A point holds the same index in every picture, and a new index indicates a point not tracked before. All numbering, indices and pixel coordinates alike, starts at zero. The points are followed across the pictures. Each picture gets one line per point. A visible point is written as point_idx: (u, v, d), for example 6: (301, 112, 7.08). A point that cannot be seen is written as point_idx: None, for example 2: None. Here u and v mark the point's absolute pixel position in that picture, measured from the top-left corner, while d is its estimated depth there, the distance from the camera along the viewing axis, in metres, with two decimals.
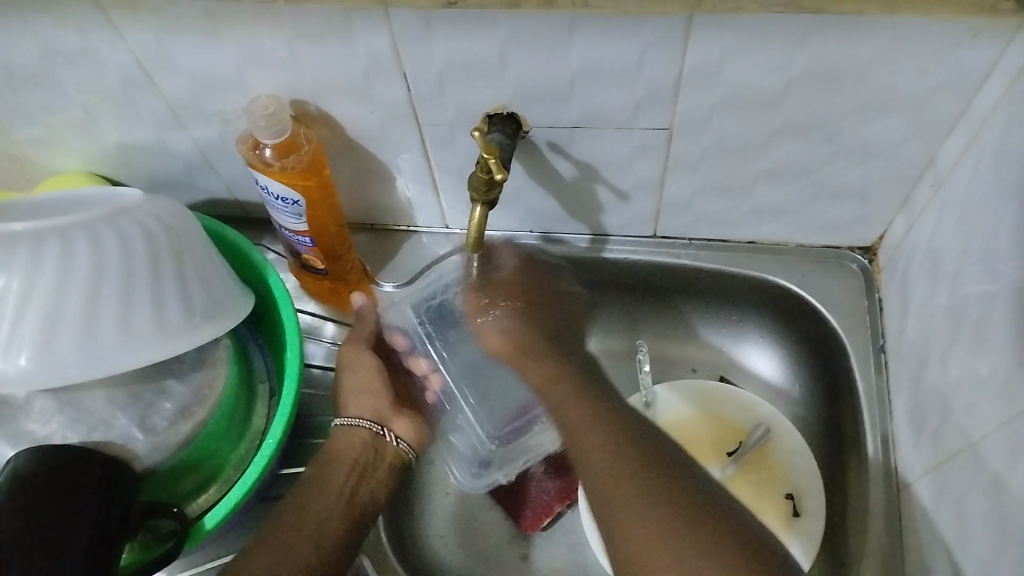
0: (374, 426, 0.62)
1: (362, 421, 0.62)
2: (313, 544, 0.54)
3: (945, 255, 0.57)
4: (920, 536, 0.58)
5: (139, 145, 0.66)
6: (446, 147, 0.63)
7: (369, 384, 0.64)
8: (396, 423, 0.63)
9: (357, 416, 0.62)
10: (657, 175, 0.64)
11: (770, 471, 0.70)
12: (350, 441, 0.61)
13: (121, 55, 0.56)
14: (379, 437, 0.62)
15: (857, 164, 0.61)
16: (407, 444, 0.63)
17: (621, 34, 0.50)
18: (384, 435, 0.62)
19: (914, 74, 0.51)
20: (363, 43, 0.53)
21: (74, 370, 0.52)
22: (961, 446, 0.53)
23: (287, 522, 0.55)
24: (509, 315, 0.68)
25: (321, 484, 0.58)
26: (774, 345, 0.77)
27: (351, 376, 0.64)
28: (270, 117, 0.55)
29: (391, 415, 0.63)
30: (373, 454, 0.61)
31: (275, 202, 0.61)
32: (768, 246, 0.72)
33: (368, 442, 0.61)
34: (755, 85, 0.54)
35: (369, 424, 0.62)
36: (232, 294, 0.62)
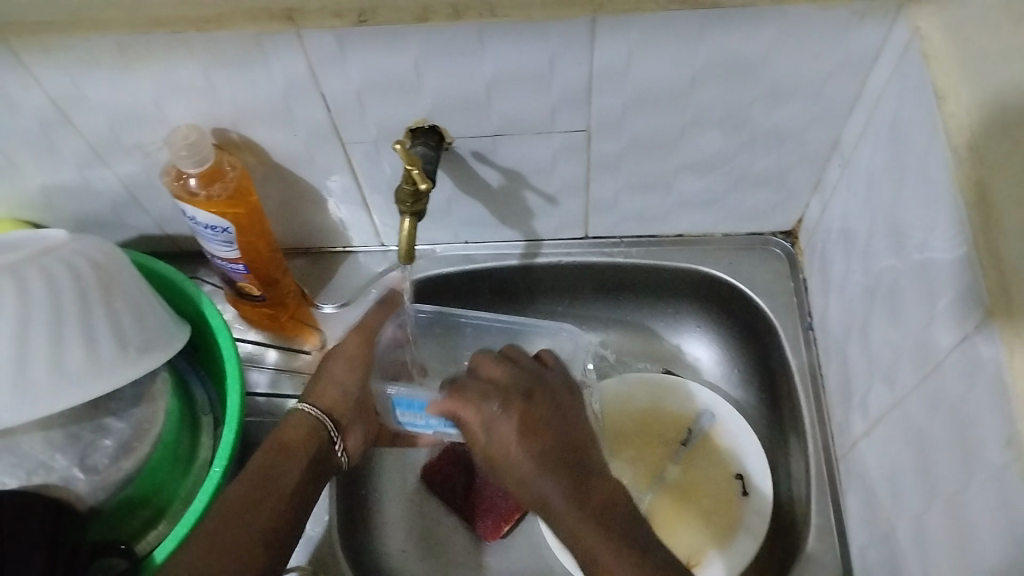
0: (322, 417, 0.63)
1: (316, 411, 0.63)
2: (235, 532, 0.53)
3: (856, 230, 0.60)
4: (858, 500, 0.60)
5: (62, 186, 0.66)
6: (373, 164, 0.63)
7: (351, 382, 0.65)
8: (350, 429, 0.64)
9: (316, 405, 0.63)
10: (581, 176, 0.66)
11: (718, 454, 0.72)
12: (297, 424, 0.62)
13: (34, 96, 0.56)
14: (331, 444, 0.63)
15: (769, 151, 0.63)
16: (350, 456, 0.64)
17: (529, 40, 0.52)
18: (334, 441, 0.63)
19: (809, 60, 0.54)
20: (278, 67, 0.53)
21: (5, 413, 0.51)
22: (886, 410, 0.55)
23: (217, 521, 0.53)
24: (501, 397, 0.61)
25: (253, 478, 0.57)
26: (711, 333, 0.79)
27: (338, 367, 0.65)
28: (191, 146, 0.55)
29: (350, 425, 0.64)
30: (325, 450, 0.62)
31: (204, 232, 0.61)
32: (696, 237, 0.75)
33: (313, 431, 0.62)
34: (663, 82, 0.56)
35: (317, 414, 0.63)
36: (167, 326, 0.61)
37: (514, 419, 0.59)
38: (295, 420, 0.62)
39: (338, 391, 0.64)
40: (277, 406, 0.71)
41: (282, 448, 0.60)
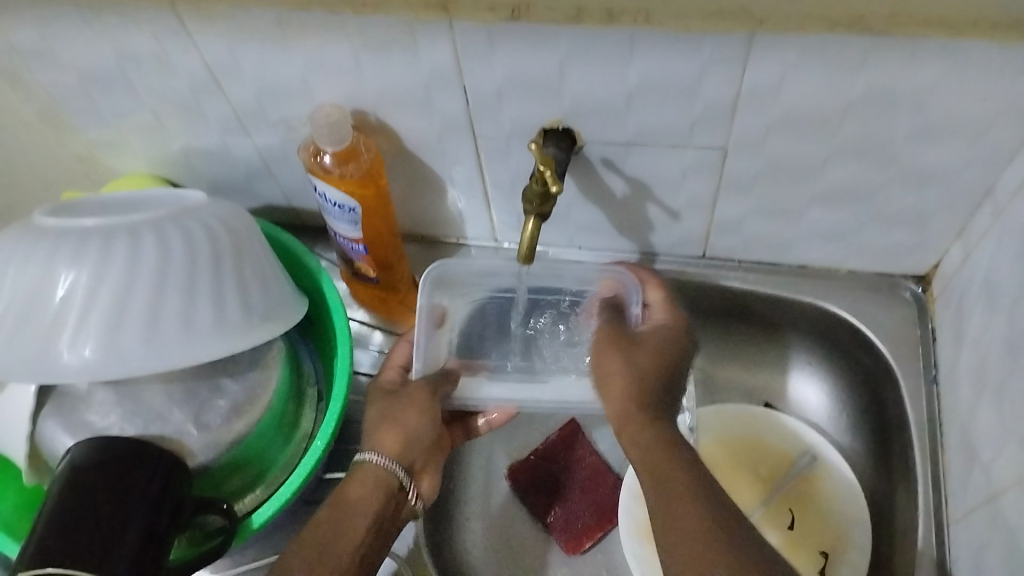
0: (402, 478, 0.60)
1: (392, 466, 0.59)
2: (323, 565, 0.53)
3: (1003, 284, 0.56)
4: (971, 570, 0.56)
5: (203, 150, 0.68)
6: (501, 161, 0.63)
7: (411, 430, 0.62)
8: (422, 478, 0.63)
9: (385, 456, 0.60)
10: (708, 195, 0.64)
11: (812, 506, 0.69)
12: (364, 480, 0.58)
13: (192, 62, 0.58)
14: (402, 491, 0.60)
15: (913, 190, 0.60)
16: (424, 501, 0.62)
17: (681, 51, 0.51)
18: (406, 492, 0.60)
19: (975, 99, 0.51)
20: (425, 55, 0.54)
21: (135, 363, 0.53)
22: (1016, 479, 0.52)
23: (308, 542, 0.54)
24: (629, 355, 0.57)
25: (347, 516, 0.56)
26: (822, 371, 0.76)
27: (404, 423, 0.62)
28: (332, 125, 0.57)
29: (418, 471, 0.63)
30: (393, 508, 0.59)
31: (332, 209, 0.63)
32: (819, 271, 0.72)
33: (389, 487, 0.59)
34: (813, 107, 0.54)
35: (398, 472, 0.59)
36: (288, 298, 0.63)
37: (652, 358, 0.57)
38: (360, 473, 0.59)
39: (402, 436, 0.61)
40: None
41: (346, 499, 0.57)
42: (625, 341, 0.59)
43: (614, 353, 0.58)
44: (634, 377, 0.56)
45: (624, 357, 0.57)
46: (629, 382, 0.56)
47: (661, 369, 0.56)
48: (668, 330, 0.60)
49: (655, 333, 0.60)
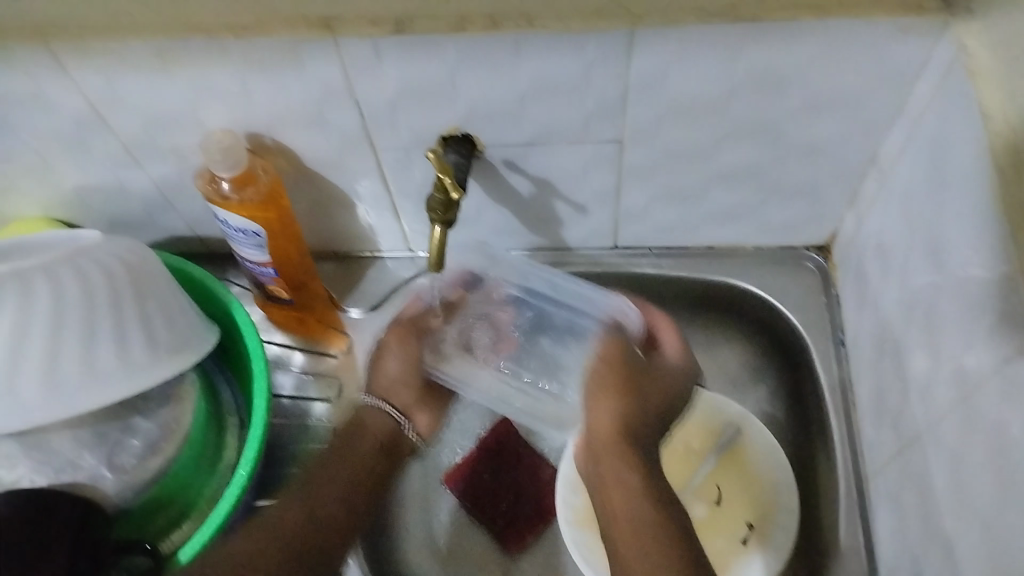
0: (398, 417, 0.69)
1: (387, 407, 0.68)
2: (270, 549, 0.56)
3: (893, 247, 0.59)
4: (889, 521, 0.59)
5: (96, 186, 0.66)
6: (404, 171, 0.63)
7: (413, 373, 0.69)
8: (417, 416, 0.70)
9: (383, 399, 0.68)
10: (611, 187, 0.65)
11: (737, 474, 0.71)
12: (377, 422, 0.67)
13: (72, 97, 0.56)
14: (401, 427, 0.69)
15: (803, 165, 0.62)
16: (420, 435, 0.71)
17: (566, 50, 0.52)
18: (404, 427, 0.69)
19: (849, 75, 0.53)
20: (314, 73, 0.53)
21: (38, 412, 0.52)
22: (921, 431, 0.54)
23: (259, 532, 0.57)
24: (610, 394, 0.61)
25: (309, 504, 0.60)
26: (740, 347, 0.78)
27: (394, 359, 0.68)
28: (226, 151, 0.56)
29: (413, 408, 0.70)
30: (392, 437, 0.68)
31: (235, 235, 0.62)
32: (726, 250, 0.74)
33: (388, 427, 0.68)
34: (700, 94, 0.55)
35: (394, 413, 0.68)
36: (198, 328, 0.62)
37: (616, 377, 0.61)
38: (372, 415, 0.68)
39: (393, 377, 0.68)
40: (303, 409, 0.71)
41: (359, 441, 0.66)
42: (626, 379, 0.61)
43: (601, 396, 0.61)
44: (618, 418, 0.59)
45: (600, 397, 0.61)
46: (614, 425, 0.59)
47: (629, 405, 0.60)
48: (635, 375, 0.61)
49: (603, 399, 0.60)
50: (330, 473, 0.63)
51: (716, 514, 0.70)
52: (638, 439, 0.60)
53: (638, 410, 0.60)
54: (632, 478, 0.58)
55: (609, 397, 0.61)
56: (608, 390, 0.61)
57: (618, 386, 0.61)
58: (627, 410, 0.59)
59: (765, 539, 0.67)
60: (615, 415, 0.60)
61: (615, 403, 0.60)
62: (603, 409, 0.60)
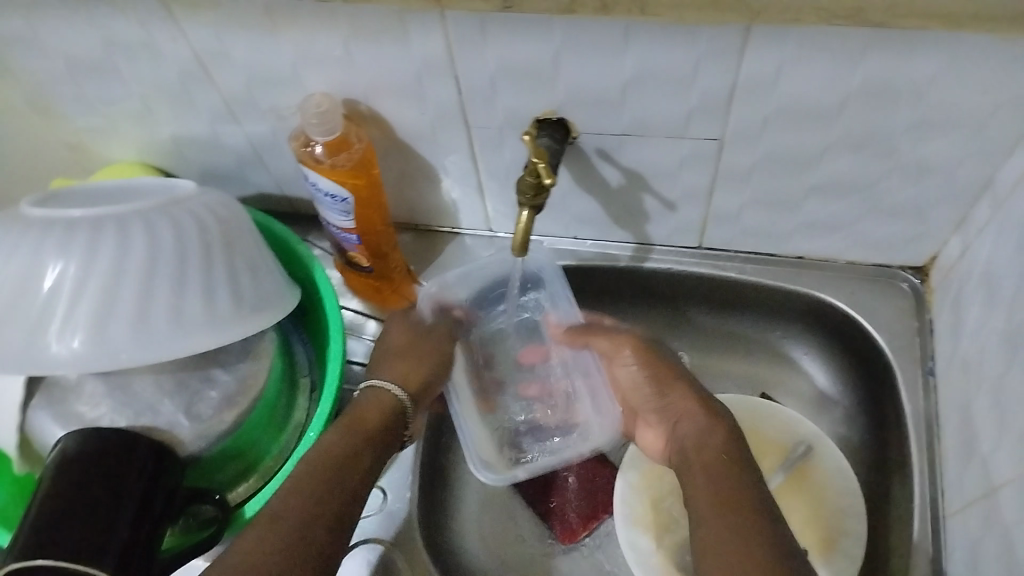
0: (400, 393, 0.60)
1: (392, 386, 0.61)
2: (318, 514, 0.48)
3: (1001, 278, 0.56)
4: (964, 564, 0.56)
5: (195, 139, 0.68)
6: (495, 151, 0.63)
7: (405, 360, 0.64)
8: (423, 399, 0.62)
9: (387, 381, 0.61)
10: (704, 186, 0.64)
11: (808, 490, 0.68)
12: (377, 400, 0.59)
13: (181, 50, 0.57)
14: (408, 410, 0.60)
15: (911, 182, 0.59)
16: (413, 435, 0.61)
17: (676, 41, 0.50)
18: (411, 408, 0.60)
19: (975, 92, 0.50)
20: (417, 44, 0.53)
21: (125, 354, 0.52)
22: (1012, 475, 0.51)
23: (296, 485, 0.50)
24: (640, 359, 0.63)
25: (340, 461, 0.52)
26: (820, 364, 0.75)
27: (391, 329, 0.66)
28: (322, 115, 0.56)
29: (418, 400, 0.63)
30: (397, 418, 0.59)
31: (324, 199, 0.62)
32: (816, 262, 0.72)
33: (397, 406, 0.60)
34: (812, 98, 0.53)
35: (394, 388, 0.60)
36: (280, 287, 0.63)
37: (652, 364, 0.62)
38: (375, 398, 0.60)
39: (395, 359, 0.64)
40: None
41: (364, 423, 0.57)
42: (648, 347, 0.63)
43: (624, 350, 0.64)
44: (648, 373, 0.61)
45: (636, 358, 0.63)
46: (645, 382, 0.61)
47: (665, 371, 0.61)
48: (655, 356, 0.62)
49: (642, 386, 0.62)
50: (336, 466, 0.52)
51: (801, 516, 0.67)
52: (689, 402, 0.58)
53: (682, 371, 0.61)
54: (701, 421, 0.55)
55: (671, 383, 0.60)
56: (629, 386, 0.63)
57: (656, 372, 0.61)
58: (670, 370, 0.61)
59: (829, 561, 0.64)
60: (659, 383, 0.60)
61: (640, 370, 0.62)
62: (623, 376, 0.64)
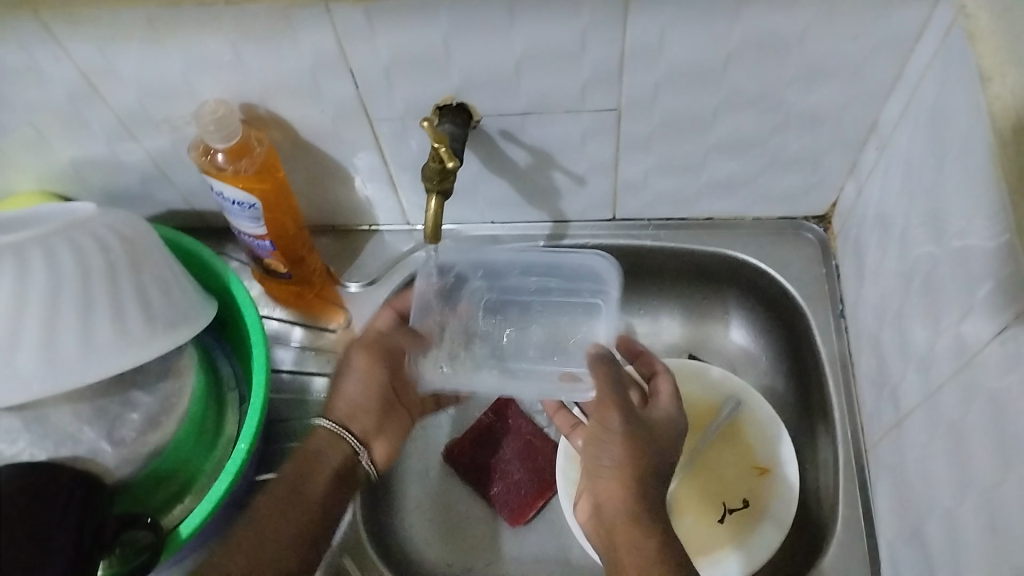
0: (358, 444, 0.64)
1: (348, 434, 0.63)
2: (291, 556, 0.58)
3: (892, 216, 0.58)
4: (887, 490, 0.59)
5: (93, 160, 0.66)
6: (400, 142, 0.63)
7: (369, 386, 0.65)
8: (375, 443, 0.65)
9: (342, 424, 0.64)
10: (609, 158, 0.65)
11: (738, 447, 0.71)
12: (332, 451, 0.63)
13: (65, 69, 0.56)
14: (357, 454, 0.64)
15: (803, 133, 0.62)
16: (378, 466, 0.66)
17: (561, 16, 0.51)
18: (362, 455, 0.64)
19: (850, 39, 0.53)
20: (307, 41, 0.53)
21: (36, 384, 0.51)
22: (921, 400, 0.54)
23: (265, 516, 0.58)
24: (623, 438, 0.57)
25: (298, 495, 0.60)
26: (740, 320, 0.77)
27: (354, 379, 0.65)
28: (220, 121, 0.55)
29: (374, 435, 0.65)
30: (349, 467, 0.64)
31: (232, 208, 0.61)
32: (725, 221, 0.74)
33: (348, 458, 0.63)
34: (698, 60, 0.55)
35: (352, 439, 0.63)
36: (195, 302, 0.62)
37: (649, 429, 0.58)
38: (318, 440, 0.63)
39: (353, 401, 0.65)
40: (302, 384, 0.71)
41: (304, 461, 0.62)
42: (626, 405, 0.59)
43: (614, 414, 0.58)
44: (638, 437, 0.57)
45: (620, 430, 0.58)
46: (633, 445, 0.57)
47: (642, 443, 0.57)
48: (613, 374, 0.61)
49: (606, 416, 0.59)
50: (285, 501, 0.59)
51: (701, 473, 0.71)
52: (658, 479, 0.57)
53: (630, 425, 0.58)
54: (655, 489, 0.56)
55: (608, 415, 0.59)
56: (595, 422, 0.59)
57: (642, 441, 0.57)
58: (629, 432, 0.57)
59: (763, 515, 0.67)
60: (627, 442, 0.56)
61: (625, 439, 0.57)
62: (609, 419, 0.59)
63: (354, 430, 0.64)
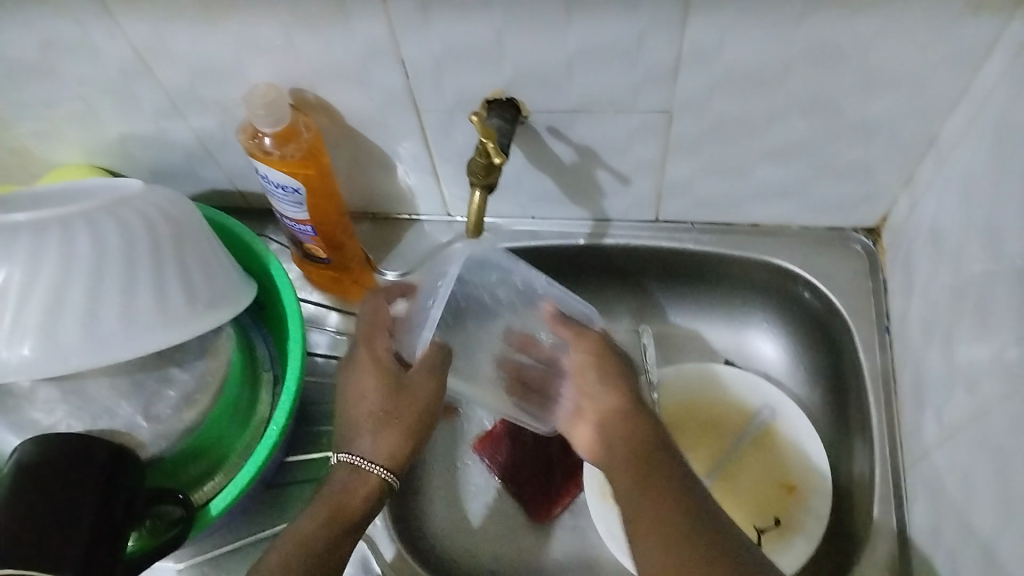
0: (383, 472, 0.58)
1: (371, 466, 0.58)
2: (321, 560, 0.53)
3: (947, 234, 0.57)
4: (924, 513, 0.57)
5: (141, 136, 0.67)
6: (446, 134, 0.62)
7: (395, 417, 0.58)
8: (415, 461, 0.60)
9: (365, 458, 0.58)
10: (656, 159, 0.64)
11: (771, 459, 0.70)
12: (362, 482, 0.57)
13: (119, 45, 0.56)
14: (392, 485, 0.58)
15: (859, 143, 0.60)
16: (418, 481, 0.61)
17: (617, 15, 0.50)
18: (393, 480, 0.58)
19: (914, 50, 0.51)
20: (360, 29, 0.53)
21: (77, 359, 0.52)
22: (967, 424, 0.52)
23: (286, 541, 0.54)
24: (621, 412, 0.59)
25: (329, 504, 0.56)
26: (780, 330, 0.76)
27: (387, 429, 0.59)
28: (268, 105, 0.55)
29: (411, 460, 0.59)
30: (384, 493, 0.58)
31: (276, 191, 0.61)
32: (770, 228, 0.72)
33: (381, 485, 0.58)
34: (755, 65, 0.53)
35: (379, 470, 0.58)
36: (236, 284, 0.62)
37: (597, 405, 0.60)
38: (358, 482, 0.57)
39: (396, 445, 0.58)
40: (336, 368, 0.72)
41: (342, 509, 0.56)
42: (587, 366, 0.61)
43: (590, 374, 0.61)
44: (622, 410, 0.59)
45: (598, 380, 0.61)
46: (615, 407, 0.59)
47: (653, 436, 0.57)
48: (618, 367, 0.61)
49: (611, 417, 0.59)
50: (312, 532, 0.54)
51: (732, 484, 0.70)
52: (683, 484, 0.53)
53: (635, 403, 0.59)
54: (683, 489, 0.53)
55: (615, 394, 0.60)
56: (580, 364, 0.62)
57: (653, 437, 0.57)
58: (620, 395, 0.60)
59: (795, 532, 0.65)
60: (632, 411, 0.59)
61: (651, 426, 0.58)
62: (600, 397, 0.60)
63: (378, 459, 0.58)
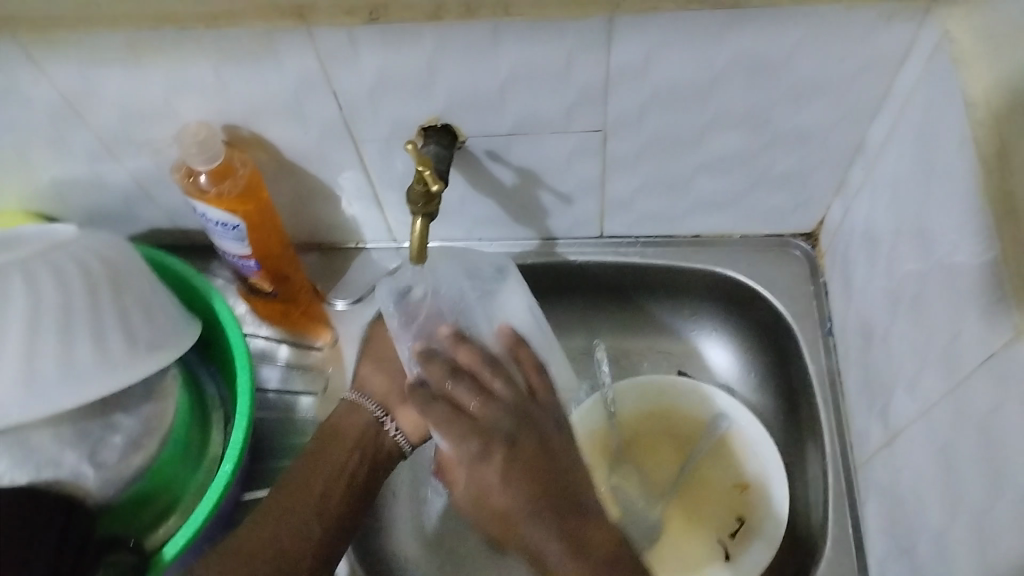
0: (377, 413, 0.64)
1: (366, 402, 0.65)
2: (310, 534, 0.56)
3: (879, 236, 0.58)
4: (876, 510, 0.59)
5: (75, 179, 0.66)
6: (385, 163, 0.63)
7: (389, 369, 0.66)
8: (401, 413, 0.65)
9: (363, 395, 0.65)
10: (595, 177, 0.65)
11: (727, 464, 0.71)
12: (351, 418, 0.64)
13: (46, 90, 0.55)
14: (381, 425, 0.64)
15: (790, 152, 0.62)
16: (407, 437, 0.65)
17: (546, 39, 0.51)
18: (385, 423, 0.64)
19: (836, 60, 0.53)
20: (291, 63, 0.53)
21: (15, 411, 0.51)
22: (910, 420, 0.54)
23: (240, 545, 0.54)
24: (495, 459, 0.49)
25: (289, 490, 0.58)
26: (728, 337, 0.77)
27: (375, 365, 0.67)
28: (203, 143, 0.55)
29: (400, 407, 0.65)
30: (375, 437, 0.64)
31: (216, 229, 0.61)
32: (712, 238, 0.74)
33: (370, 425, 0.64)
34: (685, 80, 0.54)
35: (372, 408, 0.64)
36: (178, 324, 0.62)
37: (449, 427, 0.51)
38: (348, 413, 0.64)
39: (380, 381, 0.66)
40: (289, 402, 0.71)
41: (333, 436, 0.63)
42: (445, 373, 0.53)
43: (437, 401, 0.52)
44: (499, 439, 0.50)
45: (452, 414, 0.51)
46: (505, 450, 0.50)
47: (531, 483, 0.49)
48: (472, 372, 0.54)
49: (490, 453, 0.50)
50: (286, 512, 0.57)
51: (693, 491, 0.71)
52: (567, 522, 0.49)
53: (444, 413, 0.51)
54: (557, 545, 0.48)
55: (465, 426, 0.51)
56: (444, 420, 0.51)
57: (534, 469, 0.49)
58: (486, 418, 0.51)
59: (754, 533, 0.66)
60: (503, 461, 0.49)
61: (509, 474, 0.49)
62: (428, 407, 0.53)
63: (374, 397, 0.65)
